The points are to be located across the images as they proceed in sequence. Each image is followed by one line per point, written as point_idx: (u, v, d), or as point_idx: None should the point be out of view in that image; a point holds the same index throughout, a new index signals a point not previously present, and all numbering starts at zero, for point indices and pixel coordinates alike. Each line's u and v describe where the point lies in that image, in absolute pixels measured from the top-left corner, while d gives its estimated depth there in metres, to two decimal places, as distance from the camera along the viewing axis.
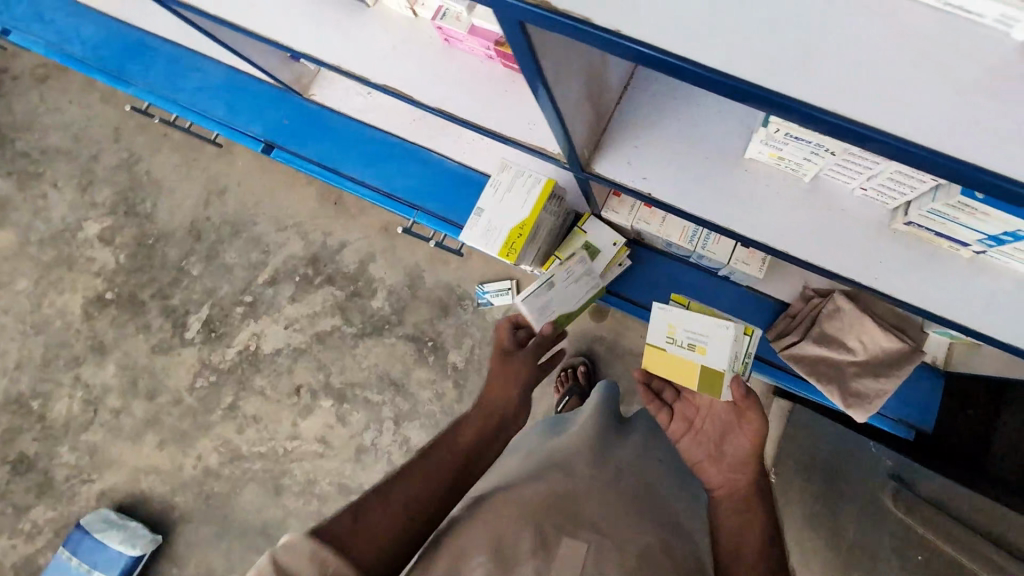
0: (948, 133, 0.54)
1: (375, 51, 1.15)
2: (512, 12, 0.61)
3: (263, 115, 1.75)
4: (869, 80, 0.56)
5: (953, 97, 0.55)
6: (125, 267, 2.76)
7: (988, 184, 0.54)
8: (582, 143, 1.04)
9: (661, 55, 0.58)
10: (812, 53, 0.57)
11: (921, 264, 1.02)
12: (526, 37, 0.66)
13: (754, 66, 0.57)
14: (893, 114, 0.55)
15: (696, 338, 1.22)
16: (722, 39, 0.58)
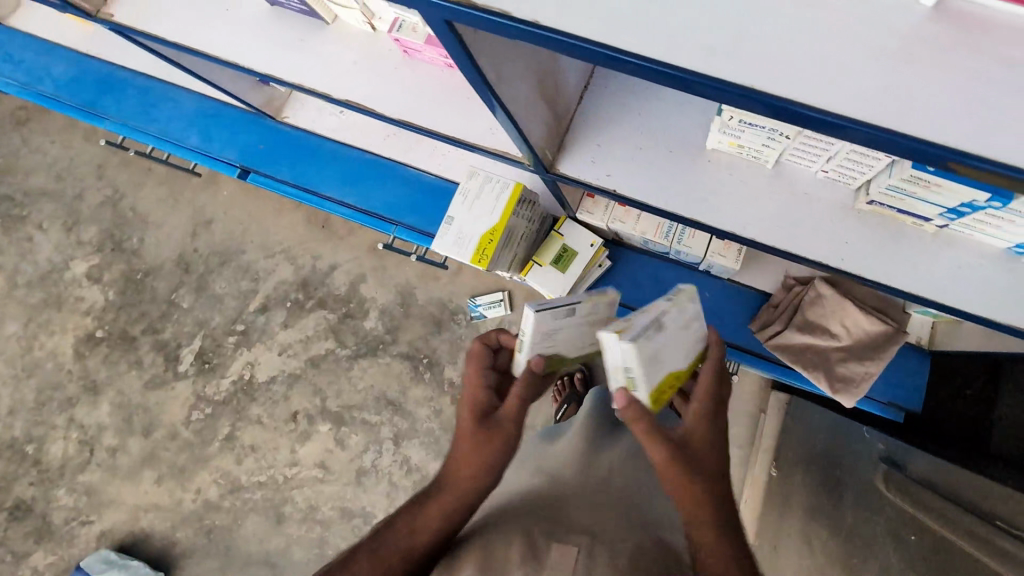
0: (875, 107, 0.56)
1: (335, 66, 1.17)
2: (435, 11, 0.63)
3: (237, 141, 1.76)
4: (792, 56, 0.58)
5: (876, 64, 0.57)
6: (115, 304, 2.76)
7: (914, 150, 0.55)
8: (543, 146, 1.06)
9: (583, 43, 0.60)
10: (731, 36, 0.59)
11: (887, 245, 1.03)
12: (456, 37, 0.68)
13: (678, 52, 0.59)
14: (815, 88, 0.57)
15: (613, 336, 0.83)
16: (646, 28, 0.60)
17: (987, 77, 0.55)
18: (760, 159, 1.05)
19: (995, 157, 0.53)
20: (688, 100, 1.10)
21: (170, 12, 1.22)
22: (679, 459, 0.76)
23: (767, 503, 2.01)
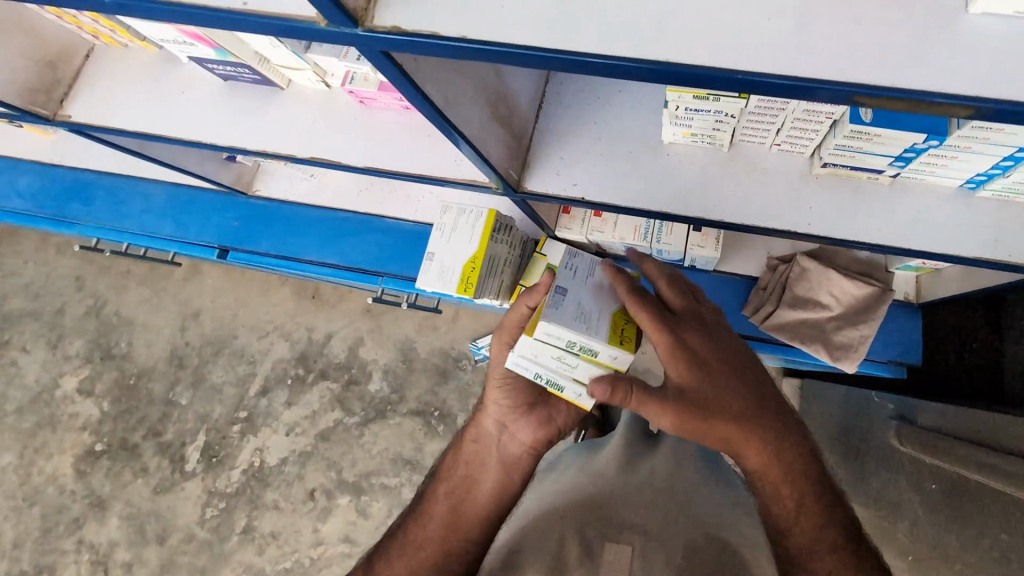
0: (793, 60, 0.58)
1: (294, 128, 1.20)
2: (370, 44, 0.64)
3: (212, 222, 1.78)
4: (710, 26, 0.60)
5: (792, 22, 0.59)
6: (112, 413, 2.70)
7: (836, 94, 0.58)
8: (506, 167, 1.08)
9: (517, 50, 0.62)
10: (651, 16, 0.61)
11: (854, 201, 1.04)
12: (395, 67, 0.70)
13: (602, 42, 0.61)
14: (734, 53, 0.59)
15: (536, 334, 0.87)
16: (568, 27, 0.62)
17: (896, 18, 0.59)
18: (715, 143, 1.08)
19: (922, 88, 0.57)
20: (637, 99, 1.14)
21: (127, 106, 1.26)
22: (683, 419, 0.78)
23: None
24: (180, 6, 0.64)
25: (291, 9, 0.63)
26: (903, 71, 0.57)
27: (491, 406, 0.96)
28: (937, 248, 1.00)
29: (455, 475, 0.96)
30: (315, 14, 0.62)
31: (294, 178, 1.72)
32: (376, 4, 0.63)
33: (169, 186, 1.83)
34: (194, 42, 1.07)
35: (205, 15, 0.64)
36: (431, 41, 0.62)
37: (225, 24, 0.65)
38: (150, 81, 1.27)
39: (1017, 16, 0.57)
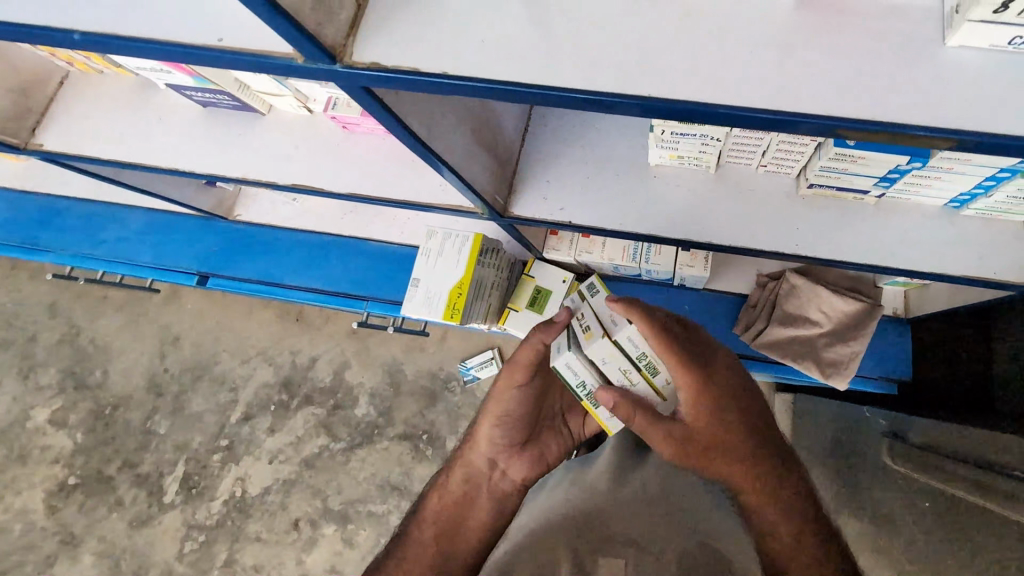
0: (778, 92, 0.58)
1: (275, 154, 1.17)
2: (349, 80, 0.63)
3: (190, 248, 1.74)
4: (693, 60, 0.60)
5: (774, 53, 0.59)
6: (86, 445, 2.60)
7: (819, 127, 0.58)
8: (491, 193, 1.06)
9: (499, 85, 0.60)
10: (632, 50, 0.61)
11: (839, 224, 1.04)
12: (376, 101, 0.68)
13: (583, 73, 0.60)
14: (716, 85, 0.59)
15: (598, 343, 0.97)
16: (549, 60, 0.61)
17: (875, 49, 0.59)
18: (702, 165, 1.08)
19: (902, 120, 0.56)
20: (623, 122, 1.13)
21: (101, 134, 1.23)
22: (687, 454, 0.82)
23: None
24: (153, 42, 0.62)
25: (268, 45, 0.61)
26: (885, 103, 0.57)
27: (484, 442, 0.98)
28: (924, 267, 1.00)
29: (439, 514, 0.91)
30: (292, 49, 0.61)
31: (276, 203, 1.69)
32: (354, 40, 0.62)
33: (146, 212, 1.78)
34: (172, 70, 1.05)
35: (178, 51, 0.63)
36: (408, 76, 0.61)
37: (198, 60, 0.63)
38: (126, 110, 1.24)
39: (992, 48, 0.58)
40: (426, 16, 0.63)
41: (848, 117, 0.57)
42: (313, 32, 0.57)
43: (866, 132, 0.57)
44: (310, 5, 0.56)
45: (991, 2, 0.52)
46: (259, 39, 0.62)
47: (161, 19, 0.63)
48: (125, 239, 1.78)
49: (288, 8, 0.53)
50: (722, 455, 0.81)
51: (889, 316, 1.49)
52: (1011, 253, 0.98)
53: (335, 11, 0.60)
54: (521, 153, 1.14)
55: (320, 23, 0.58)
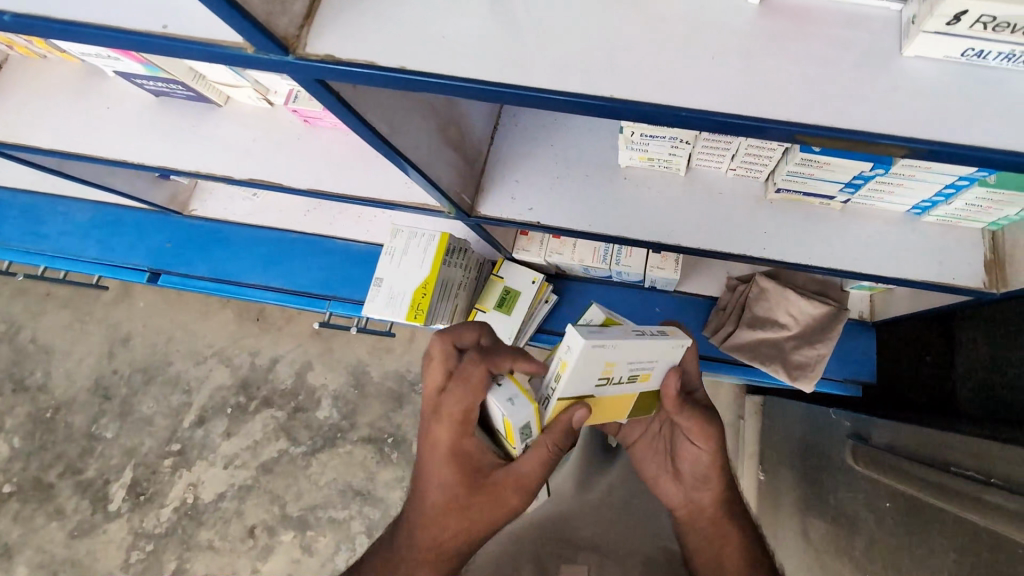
0: (746, 97, 0.57)
1: (232, 148, 1.11)
2: (303, 73, 0.59)
3: (141, 244, 1.64)
4: (661, 64, 0.58)
5: (743, 57, 0.58)
6: (24, 451, 2.44)
7: (787, 135, 0.57)
8: (459, 191, 1.03)
9: (464, 83, 0.57)
10: (602, 50, 0.59)
11: (805, 229, 1.05)
12: (333, 95, 0.64)
13: (550, 72, 0.58)
14: (686, 89, 0.57)
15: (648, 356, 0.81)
16: (515, 55, 0.59)
17: (836, 59, 0.58)
18: (672, 168, 1.07)
19: (864, 128, 0.56)
20: (595, 124, 1.12)
21: (37, 121, 1.13)
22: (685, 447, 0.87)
23: (762, 504, 2.00)
24: (84, 26, 0.57)
25: (214, 33, 0.57)
26: (849, 110, 0.56)
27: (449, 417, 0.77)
28: (887, 271, 1.02)
29: (443, 491, 0.75)
30: (241, 39, 0.56)
31: (234, 198, 1.61)
32: (309, 30, 0.58)
33: (93, 204, 1.68)
34: (119, 57, 0.97)
35: (115, 36, 0.57)
36: (366, 70, 0.57)
37: (134, 44, 0.58)
38: (65, 95, 1.15)
39: (947, 60, 0.57)
40: (383, 6, 0.59)
41: (815, 123, 0.56)
42: (263, 22, 0.53)
43: (832, 140, 0.56)
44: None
45: (943, 13, 0.52)
46: (207, 25, 0.57)
47: (97, 1, 0.58)
48: (67, 233, 1.66)
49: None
50: (706, 476, 0.86)
51: (855, 319, 1.51)
52: (968, 259, 1.00)
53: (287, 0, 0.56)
54: (490, 152, 1.11)
55: (270, 12, 0.54)
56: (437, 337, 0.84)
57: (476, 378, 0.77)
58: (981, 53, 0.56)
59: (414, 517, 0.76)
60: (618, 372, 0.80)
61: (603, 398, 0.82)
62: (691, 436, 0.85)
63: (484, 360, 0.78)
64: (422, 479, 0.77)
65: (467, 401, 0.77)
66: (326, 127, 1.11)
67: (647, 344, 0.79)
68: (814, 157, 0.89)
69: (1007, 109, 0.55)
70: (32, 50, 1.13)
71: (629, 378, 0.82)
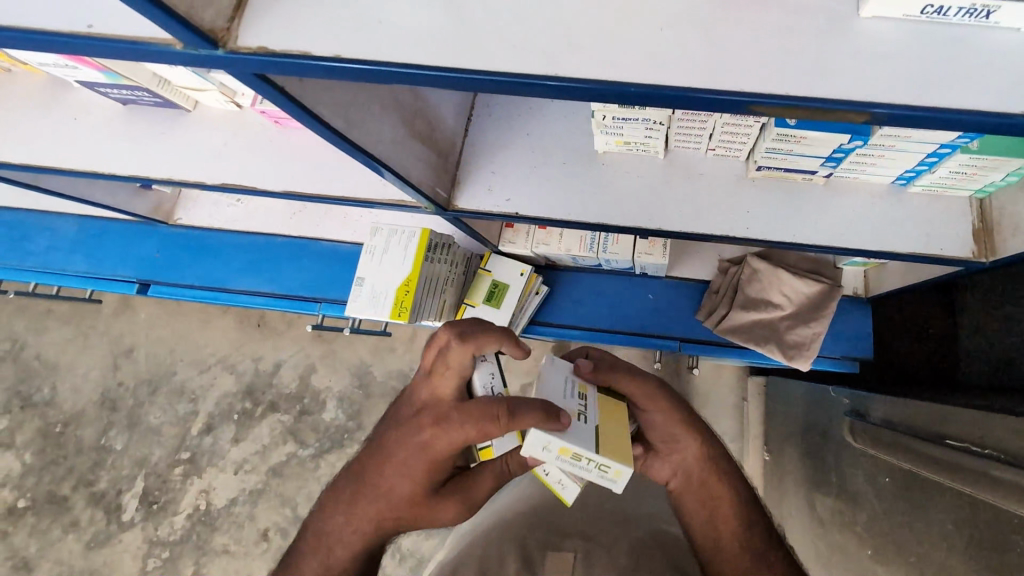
0: (697, 72, 0.55)
1: (204, 153, 1.11)
2: (238, 67, 0.57)
3: (130, 255, 1.64)
4: (607, 41, 0.56)
5: (693, 29, 0.56)
6: (36, 466, 2.46)
7: (746, 109, 0.54)
8: (433, 185, 1.02)
9: (401, 69, 0.56)
10: (547, 31, 0.57)
11: (788, 207, 1.03)
12: (275, 88, 0.63)
13: (497, 55, 0.56)
14: (639, 64, 0.55)
15: (556, 385, 0.71)
16: (456, 41, 0.57)
17: (788, 27, 0.56)
18: (650, 151, 1.05)
19: (823, 96, 0.53)
20: (570, 110, 1.10)
21: (7, 135, 1.13)
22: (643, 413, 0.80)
23: (768, 484, 1.99)
24: (8, 29, 0.56)
25: (144, 31, 0.56)
26: (806, 79, 0.54)
27: (445, 433, 0.67)
28: (873, 245, 1.00)
29: (403, 477, 0.71)
30: (168, 36, 0.55)
31: (221, 205, 1.61)
32: (239, 23, 0.56)
33: (81, 218, 1.68)
34: (78, 65, 0.96)
35: (44, 40, 0.56)
36: (299, 61, 0.56)
37: (58, 46, 0.57)
38: (33, 109, 1.14)
39: (906, 18, 0.55)
40: None
41: (773, 89, 0.53)
42: (186, 15, 0.52)
43: (798, 109, 0.54)
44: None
45: None
46: (135, 24, 0.56)
47: (23, 5, 0.56)
48: (56, 248, 1.67)
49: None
50: (680, 440, 0.80)
51: (849, 296, 1.48)
52: (956, 229, 0.98)
53: None
54: (463, 145, 1.10)
55: (192, 4, 0.53)
56: (456, 344, 0.69)
57: (491, 425, 0.64)
58: (941, 8, 0.53)
59: (365, 480, 0.74)
60: (573, 406, 0.69)
61: (600, 425, 0.69)
62: (641, 402, 0.79)
63: (510, 421, 0.63)
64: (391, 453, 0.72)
65: (467, 435, 0.66)
66: (294, 130, 1.10)
67: (550, 372, 0.72)
68: (791, 132, 0.87)
69: (969, 69, 0.53)
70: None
71: (583, 399, 0.72)
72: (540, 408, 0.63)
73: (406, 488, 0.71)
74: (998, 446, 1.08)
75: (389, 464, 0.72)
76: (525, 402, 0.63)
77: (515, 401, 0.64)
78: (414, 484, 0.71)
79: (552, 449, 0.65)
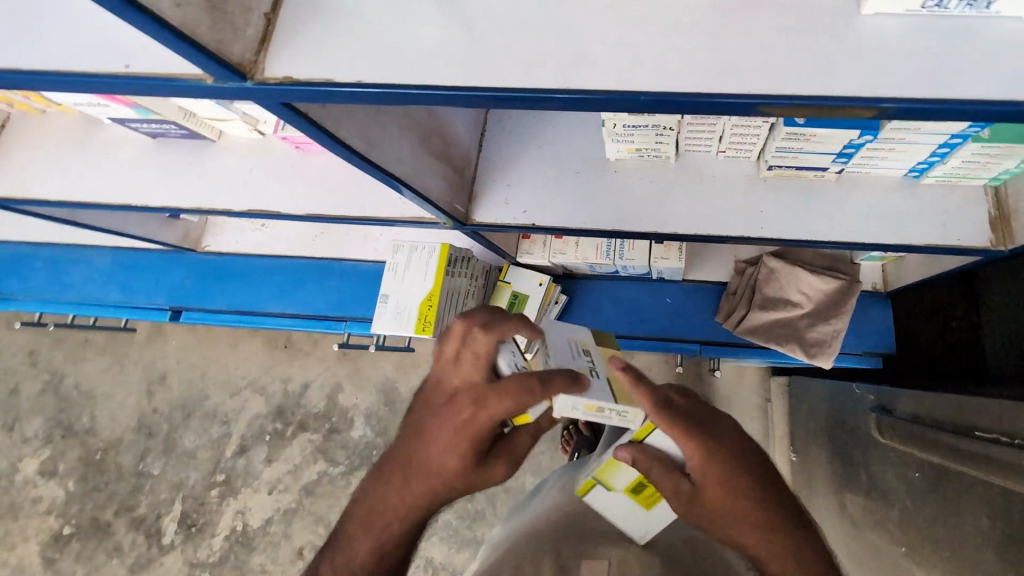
0: (701, 76, 0.56)
1: (230, 181, 1.16)
2: (266, 97, 0.61)
3: (161, 284, 1.71)
4: (612, 54, 0.58)
5: (695, 35, 0.57)
6: (78, 493, 2.54)
7: (751, 111, 0.56)
8: (450, 201, 1.05)
9: (417, 91, 0.59)
10: (553, 47, 0.59)
11: (802, 204, 1.04)
12: (299, 115, 0.66)
13: (506, 73, 0.59)
14: (642, 72, 0.57)
15: (558, 347, 0.77)
16: (468, 62, 0.60)
17: (786, 24, 0.57)
18: (661, 156, 1.07)
19: (828, 92, 0.54)
20: (580, 121, 1.13)
21: (47, 175, 1.19)
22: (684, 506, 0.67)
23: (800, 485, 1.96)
24: (50, 73, 0.60)
25: (174, 66, 0.59)
26: (809, 77, 0.54)
27: (488, 408, 0.64)
28: (890, 238, 1.00)
29: (448, 463, 0.66)
30: (200, 71, 0.58)
31: (246, 231, 1.67)
32: (265, 55, 0.60)
33: (115, 251, 1.76)
34: (111, 104, 1.02)
35: (81, 81, 0.60)
36: (321, 89, 0.59)
37: (95, 86, 0.60)
38: (70, 148, 1.20)
39: (908, 13, 0.55)
40: (332, 25, 0.61)
41: (777, 90, 0.54)
42: (215, 50, 0.55)
43: (800, 110, 0.55)
44: (208, 22, 0.55)
45: None
46: (165, 60, 0.59)
47: (61, 48, 0.60)
48: (93, 280, 1.75)
49: (183, 29, 0.52)
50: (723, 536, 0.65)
51: (869, 291, 1.47)
52: (973, 218, 0.98)
53: (239, 27, 0.58)
54: (478, 161, 1.13)
55: (221, 40, 0.56)
56: (479, 333, 0.66)
57: (532, 398, 0.62)
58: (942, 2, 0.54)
59: (405, 466, 0.68)
60: (583, 364, 0.75)
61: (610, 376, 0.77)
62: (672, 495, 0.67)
63: (545, 390, 0.62)
64: (429, 443, 0.67)
65: (512, 413, 0.63)
66: (314, 152, 1.14)
67: (554, 337, 0.77)
68: (799, 132, 0.88)
69: (975, 58, 0.53)
70: (32, 106, 1.18)
71: (588, 357, 0.79)
72: (567, 377, 0.65)
73: (451, 470, 0.66)
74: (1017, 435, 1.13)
75: (431, 450, 0.67)
76: (558, 374, 0.64)
77: (549, 373, 0.64)
78: (460, 466, 0.66)
79: (581, 407, 0.69)
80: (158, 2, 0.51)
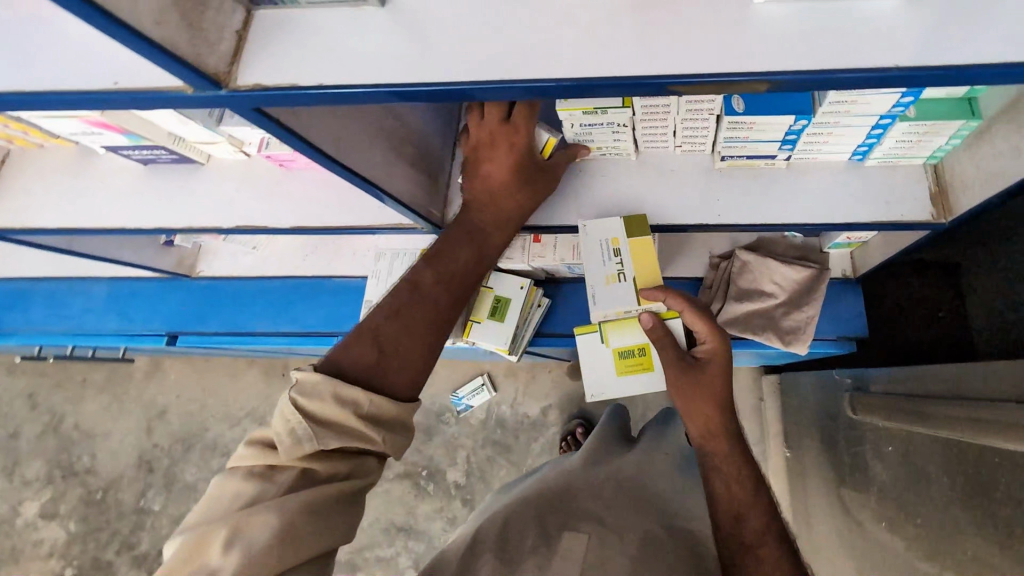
0: (623, 67, 0.63)
1: (219, 201, 1.22)
2: (240, 103, 0.67)
3: (158, 312, 1.76)
4: (547, 51, 0.65)
5: (619, 31, 0.64)
6: (81, 534, 2.54)
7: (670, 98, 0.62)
8: (426, 205, 1.12)
9: (373, 89, 0.66)
10: (492, 48, 0.66)
11: (756, 192, 1.10)
12: (272, 121, 0.73)
13: (453, 72, 0.65)
14: (574, 67, 0.63)
15: (593, 256, 1.18)
16: (418, 62, 0.66)
17: (698, 15, 0.63)
18: (622, 154, 1.14)
19: (730, 70, 0.60)
20: None
21: (44, 207, 1.25)
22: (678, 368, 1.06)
23: (794, 480, 2.00)
24: (46, 94, 0.66)
25: (158, 82, 0.66)
26: (717, 61, 0.61)
27: (515, 136, 0.95)
28: (839, 217, 1.06)
29: (502, 184, 0.98)
30: (180, 82, 0.65)
31: (238, 257, 1.73)
32: (238, 67, 0.67)
33: (112, 283, 1.81)
34: (104, 131, 1.08)
35: (77, 99, 0.67)
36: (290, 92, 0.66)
37: (87, 102, 0.67)
38: (68, 179, 1.27)
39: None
40: (300, 38, 0.68)
41: (691, 78, 0.61)
42: (192, 61, 0.62)
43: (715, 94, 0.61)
44: (186, 36, 0.61)
45: None
46: (148, 76, 0.65)
47: (54, 72, 0.67)
48: (91, 313, 1.80)
49: (163, 42, 0.58)
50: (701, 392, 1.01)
51: (839, 279, 1.52)
52: (914, 195, 1.05)
53: (213, 43, 0.65)
54: (452, 169, 1.20)
55: (199, 53, 0.63)
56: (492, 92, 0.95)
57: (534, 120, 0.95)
58: None
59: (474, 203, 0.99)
60: (612, 269, 1.20)
61: (634, 275, 1.20)
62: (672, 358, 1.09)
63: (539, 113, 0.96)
64: (486, 176, 0.98)
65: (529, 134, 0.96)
66: (298, 168, 1.21)
67: (588, 249, 1.17)
68: (739, 121, 0.95)
69: (858, 38, 0.60)
70: (30, 141, 1.25)
71: (617, 256, 1.18)
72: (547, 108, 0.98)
73: (506, 188, 0.98)
74: (983, 394, 1.17)
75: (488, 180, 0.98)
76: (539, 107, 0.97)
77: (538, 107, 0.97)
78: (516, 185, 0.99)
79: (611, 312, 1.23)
80: (141, 19, 0.57)
